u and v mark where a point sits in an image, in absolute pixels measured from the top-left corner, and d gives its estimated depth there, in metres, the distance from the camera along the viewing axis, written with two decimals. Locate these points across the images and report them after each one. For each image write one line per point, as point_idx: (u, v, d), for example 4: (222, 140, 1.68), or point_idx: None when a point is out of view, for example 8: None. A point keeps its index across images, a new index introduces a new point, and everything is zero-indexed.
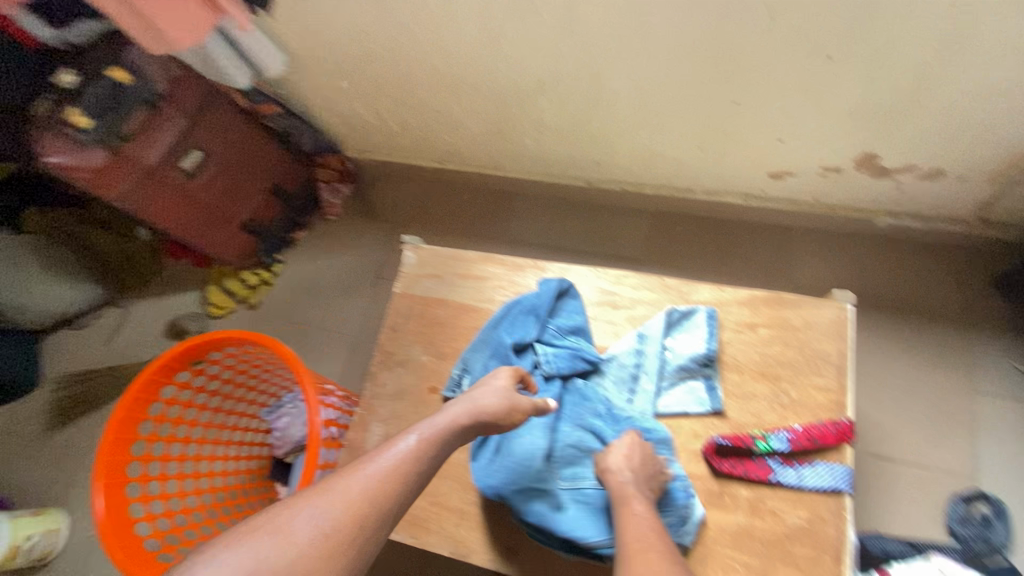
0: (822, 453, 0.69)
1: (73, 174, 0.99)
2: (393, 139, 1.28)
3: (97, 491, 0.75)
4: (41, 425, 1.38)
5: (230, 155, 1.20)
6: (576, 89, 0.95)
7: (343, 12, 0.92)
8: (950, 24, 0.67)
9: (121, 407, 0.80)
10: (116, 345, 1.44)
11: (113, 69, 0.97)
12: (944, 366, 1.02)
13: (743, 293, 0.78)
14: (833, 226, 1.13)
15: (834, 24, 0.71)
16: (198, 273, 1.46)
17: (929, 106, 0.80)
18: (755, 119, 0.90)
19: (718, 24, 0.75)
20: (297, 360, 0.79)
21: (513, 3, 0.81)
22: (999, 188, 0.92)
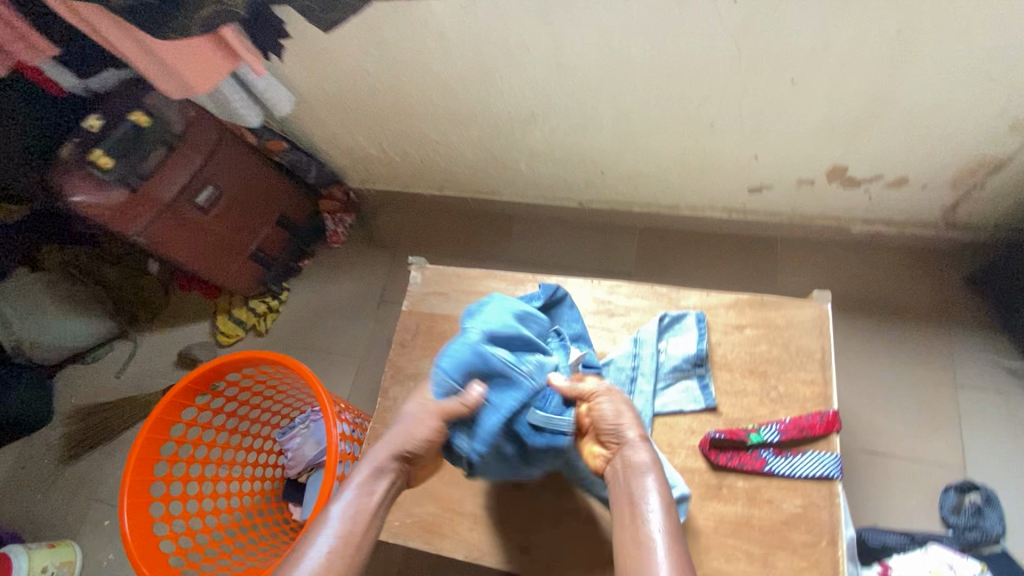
0: (812, 443, 0.73)
1: (95, 213, 1.06)
2: (395, 170, 1.35)
3: (124, 510, 0.78)
4: (51, 461, 1.40)
5: (241, 189, 1.27)
6: (565, 118, 1.03)
7: (348, 56, 1.00)
8: (895, 49, 0.75)
9: (146, 428, 0.84)
10: (127, 378, 1.47)
11: (133, 112, 1.05)
12: (926, 363, 1.07)
13: (728, 297, 0.83)
14: (813, 235, 1.19)
15: (793, 53, 0.79)
16: (207, 305, 1.51)
17: (886, 121, 0.87)
18: (730, 139, 0.98)
19: (690, 57, 0.83)
20: (315, 376, 0.84)
21: (504, 44, 0.89)
22: (961, 193, 0.99)
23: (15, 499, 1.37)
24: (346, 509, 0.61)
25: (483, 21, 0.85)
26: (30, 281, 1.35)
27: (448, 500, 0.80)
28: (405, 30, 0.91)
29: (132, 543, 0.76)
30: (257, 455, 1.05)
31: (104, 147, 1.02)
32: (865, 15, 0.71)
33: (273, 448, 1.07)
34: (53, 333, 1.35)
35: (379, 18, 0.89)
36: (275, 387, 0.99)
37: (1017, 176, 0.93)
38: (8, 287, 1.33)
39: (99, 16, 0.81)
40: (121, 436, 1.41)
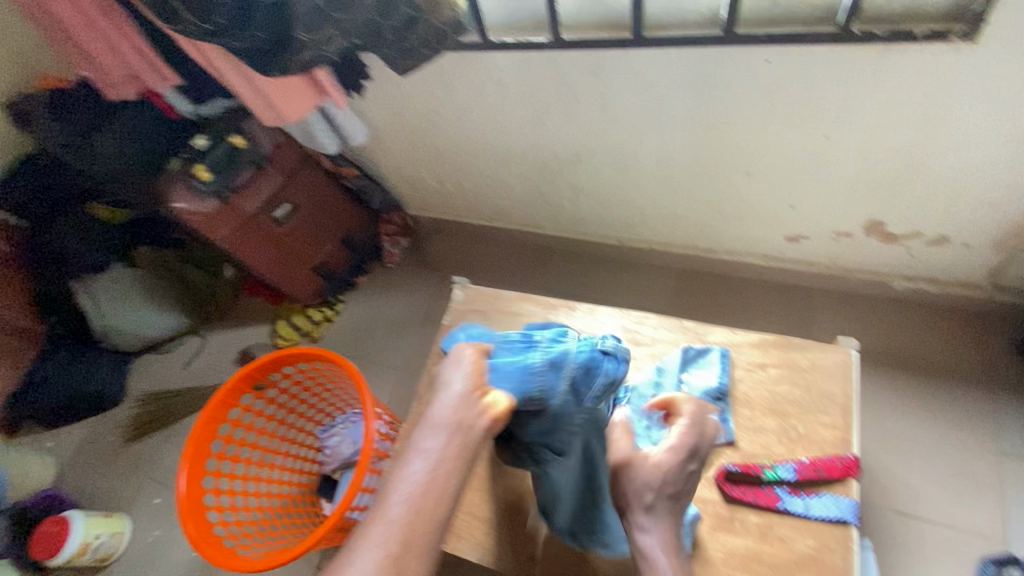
0: (828, 485, 0.74)
1: (190, 218, 1.21)
2: (449, 199, 1.47)
3: (182, 475, 0.87)
4: (116, 439, 1.54)
5: (313, 207, 1.41)
6: (609, 160, 1.11)
7: (419, 98, 1.14)
8: (925, 112, 0.79)
9: (209, 406, 0.93)
10: (192, 369, 1.62)
11: (233, 134, 1.22)
12: (967, 426, 1.04)
13: (753, 336, 0.86)
14: (851, 288, 1.20)
15: (826, 110, 0.84)
16: (269, 310, 1.66)
17: (922, 179, 0.90)
18: (765, 188, 1.03)
19: (727, 110, 0.90)
20: (362, 377, 0.92)
21: (556, 92, 0.99)
22: (1004, 255, 0.99)
23: (83, 469, 1.51)
24: (402, 504, 0.52)
25: (539, 71, 0.96)
26: (124, 275, 1.52)
27: (469, 504, 0.84)
28: (470, 76, 1.03)
29: (184, 505, 0.85)
30: (299, 448, 1.13)
31: (205, 162, 1.19)
32: (894, 78, 0.76)
33: (313, 444, 1.16)
34: (139, 322, 1.53)
35: (450, 65, 1.02)
36: (322, 385, 1.08)
37: None
38: (104, 279, 1.50)
39: (218, 56, 0.96)
40: (178, 423, 1.54)
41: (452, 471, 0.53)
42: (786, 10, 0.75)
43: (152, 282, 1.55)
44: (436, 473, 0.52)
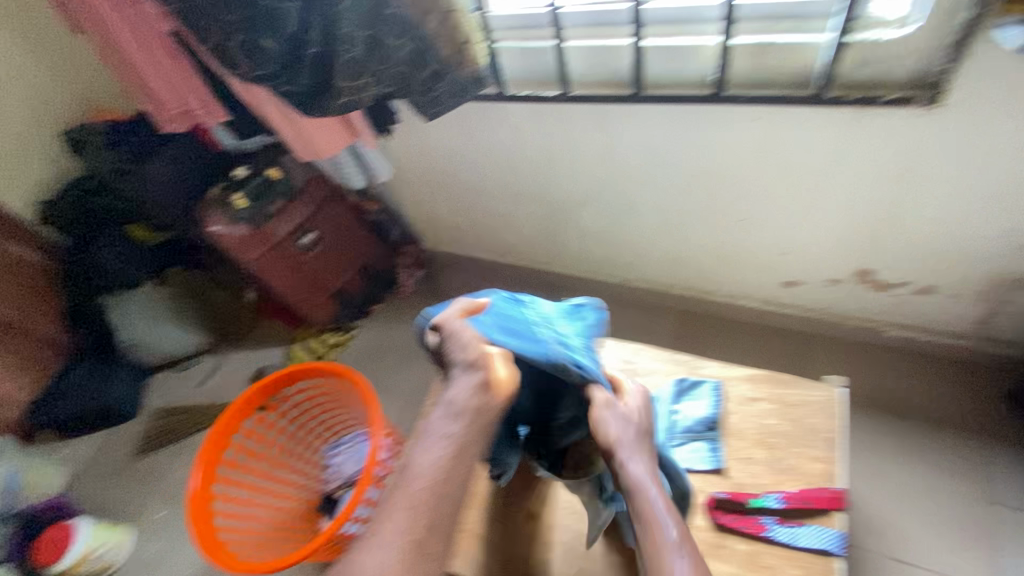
0: (814, 516, 0.76)
1: (224, 241, 1.31)
2: (463, 235, 1.56)
3: (196, 473, 0.94)
4: (126, 452, 1.57)
5: (337, 237, 1.51)
6: (614, 203, 1.19)
7: (441, 141, 1.25)
8: (902, 169, 0.87)
9: (228, 411, 1.01)
10: (207, 387, 1.67)
11: (271, 168, 1.35)
12: (962, 475, 1.05)
13: (744, 371, 0.91)
14: (846, 335, 1.24)
15: (813, 163, 0.92)
16: (285, 333, 1.72)
17: (907, 230, 0.96)
18: (760, 234, 1.09)
19: (722, 161, 0.98)
20: (372, 393, 0.97)
21: (566, 140, 1.09)
22: (989, 307, 1.03)
23: (90, 480, 1.53)
24: (430, 467, 0.61)
25: (551, 120, 1.06)
26: (154, 292, 1.61)
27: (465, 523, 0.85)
28: (489, 123, 1.13)
29: (194, 500, 0.92)
30: (304, 464, 1.17)
31: (244, 192, 1.31)
32: (870, 136, 0.84)
33: (318, 461, 1.20)
34: (162, 338, 1.62)
35: (471, 113, 1.13)
36: (332, 402, 1.14)
37: None
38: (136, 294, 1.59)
39: (265, 98, 1.09)
40: (187, 438, 1.57)
41: (468, 443, 0.62)
42: (771, 75, 0.84)
43: (178, 301, 1.63)
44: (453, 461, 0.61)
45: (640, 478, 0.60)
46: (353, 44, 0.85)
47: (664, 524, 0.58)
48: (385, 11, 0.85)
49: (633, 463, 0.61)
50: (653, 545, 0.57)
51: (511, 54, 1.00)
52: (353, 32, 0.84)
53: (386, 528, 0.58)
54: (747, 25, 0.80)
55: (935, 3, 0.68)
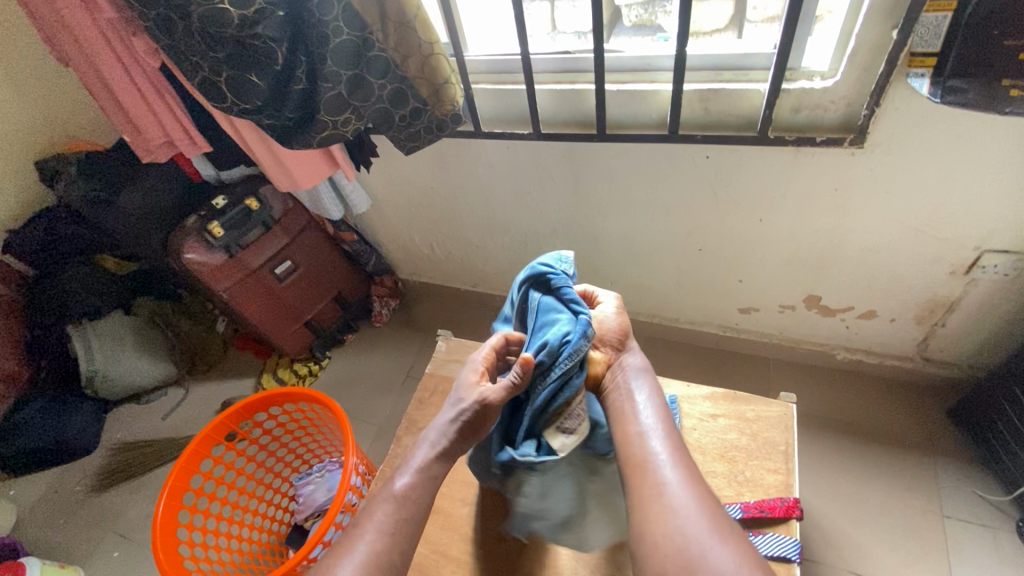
0: (772, 525, 0.80)
1: (198, 268, 1.31)
2: (438, 265, 1.60)
3: (161, 502, 0.91)
4: (82, 489, 1.50)
5: (312, 267, 1.53)
6: (583, 235, 1.26)
7: (418, 175, 1.31)
8: (837, 202, 0.96)
9: (197, 437, 1.00)
10: (171, 420, 1.62)
11: (249, 198, 1.36)
12: (912, 489, 1.12)
13: (705, 389, 0.96)
14: (801, 359, 1.31)
15: (759, 197, 1.01)
16: (256, 364, 1.71)
17: (846, 258, 1.05)
18: (717, 263, 1.18)
19: (679, 195, 1.07)
20: (346, 417, 0.98)
21: (536, 175, 1.16)
22: (925, 330, 1.12)
23: (41, 520, 1.46)
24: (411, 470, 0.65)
25: (522, 156, 1.13)
26: (121, 323, 1.57)
27: (437, 543, 0.84)
28: (463, 158, 1.20)
29: (158, 529, 0.88)
30: (273, 494, 1.15)
31: (221, 220, 1.31)
32: (808, 173, 0.94)
33: (287, 491, 1.17)
34: (125, 370, 1.56)
35: (446, 149, 1.20)
36: (305, 428, 1.13)
37: (972, 318, 1.06)
38: (101, 325, 1.54)
39: (249, 131, 1.12)
40: (148, 473, 1.52)
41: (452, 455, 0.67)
42: (719, 119, 0.93)
43: (146, 331, 1.61)
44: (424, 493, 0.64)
45: (634, 374, 0.72)
46: (338, 82, 0.91)
47: (641, 411, 0.67)
48: (367, 54, 0.90)
49: (631, 363, 0.73)
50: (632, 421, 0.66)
51: (485, 96, 1.07)
52: (337, 71, 0.90)
53: (350, 554, 0.58)
54: (695, 75, 0.90)
55: (851, 60, 0.79)
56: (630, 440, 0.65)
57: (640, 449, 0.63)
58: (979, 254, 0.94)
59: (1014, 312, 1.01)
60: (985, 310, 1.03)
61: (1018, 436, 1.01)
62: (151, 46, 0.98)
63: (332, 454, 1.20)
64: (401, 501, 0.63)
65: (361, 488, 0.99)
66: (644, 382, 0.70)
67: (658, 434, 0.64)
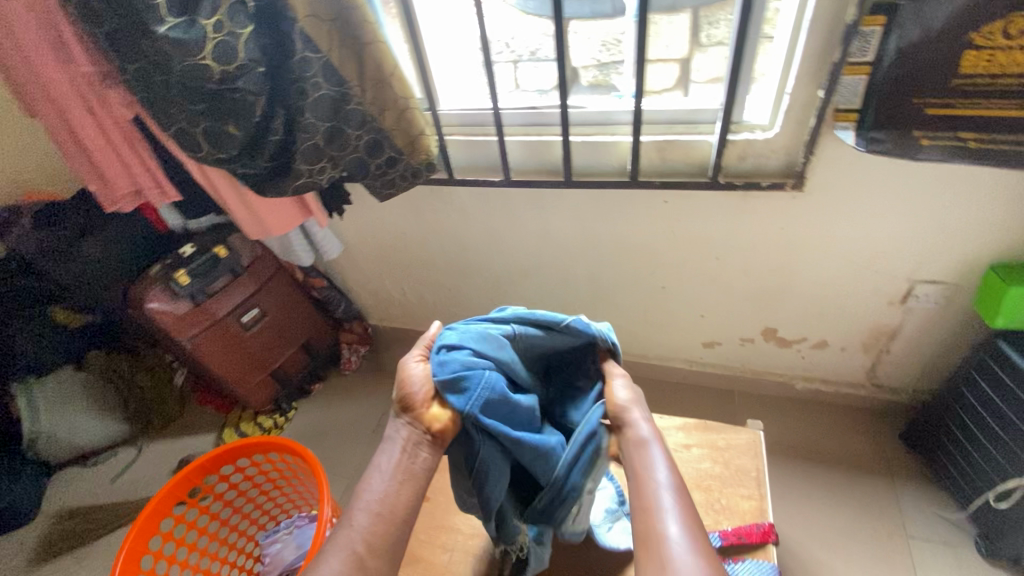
0: (752, 552, 0.82)
1: (161, 318, 1.28)
2: (409, 309, 1.61)
3: (116, 565, 0.86)
4: (16, 564, 1.37)
5: (280, 314, 1.50)
6: (552, 275, 1.30)
7: (390, 221, 1.34)
8: (783, 241, 1.05)
9: (157, 494, 0.94)
10: (121, 483, 1.51)
11: (217, 246, 1.35)
12: (876, 511, 1.16)
13: (678, 420, 0.99)
14: (763, 390, 1.37)
15: (714, 237, 1.09)
16: (216, 418, 1.63)
17: (796, 292, 1.13)
18: (680, 300, 1.24)
19: (642, 235, 1.13)
20: (320, 466, 0.95)
21: (506, 219, 1.21)
22: (873, 357, 1.20)
23: None
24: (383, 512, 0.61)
25: (493, 202, 1.19)
26: (70, 379, 1.48)
27: None
28: (436, 205, 1.24)
29: None
30: (237, 555, 1.09)
31: (187, 268, 1.30)
32: (757, 215, 1.03)
33: (253, 551, 1.11)
34: (73, 429, 1.48)
35: (420, 197, 1.24)
36: (274, 480, 1.09)
37: (913, 344, 1.15)
38: (49, 381, 1.45)
39: (221, 180, 1.12)
40: (91, 543, 1.39)
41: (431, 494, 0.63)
42: (675, 167, 1.01)
43: (96, 388, 1.52)
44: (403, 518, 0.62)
45: (646, 442, 0.64)
46: (315, 133, 0.94)
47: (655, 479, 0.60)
48: (345, 106, 0.94)
49: (642, 431, 0.65)
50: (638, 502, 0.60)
51: (457, 147, 1.13)
52: (314, 123, 0.93)
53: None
54: (651, 128, 0.99)
55: (787, 114, 0.88)
56: (641, 517, 0.58)
57: (651, 532, 0.56)
58: (911, 284, 1.04)
59: (947, 338, 1.11)
60: (923, 336, 1.12)
61: (963, 453, 1.08)
62: (126, 98, 1.01)
63: (301, 509, 1.14)
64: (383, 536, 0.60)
65: None
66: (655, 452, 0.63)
67: (674, 514, 0.57)
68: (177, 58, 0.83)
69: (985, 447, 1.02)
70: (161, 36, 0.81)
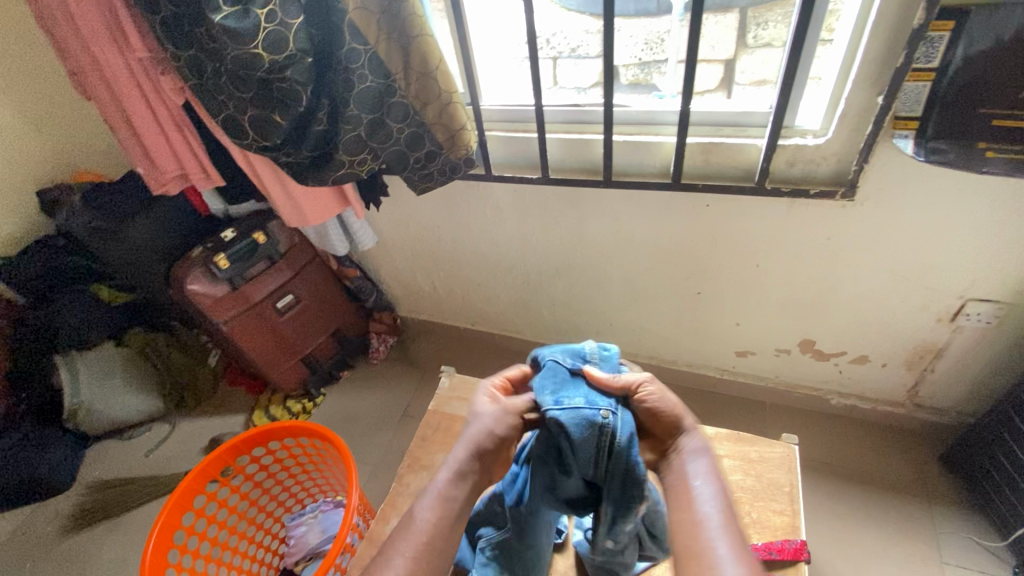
0: (782, 568, 0.80)
1: (200, 300, 1.31)
2: (438, 303, 1.62)
3: (150, 540, 0.89)
4: (54, 529, 1.43)
5: (313, 301, 1.53)
6: (584, 275, 1.29)
7: (425, 215, 1.34)
8: (827, 251, 1.02)
9: (191, 473, 0.98)
10: (155, 457, 1.56)
11: (257, 232, 1.37)
12: (911, 536, 1.12)
13: (709, 430, 0.97)
14: (795, 403, 1.34)
15: (755, 244, 1.06)
16: (247, 400, 1.67)
17: (837, 304, 1.10)
18: (715, 306, 1.21)
19: (679, 239, 1.12)
20: (350, 452, 0.96)
21: (541, 217, 1.21)
22: (916, 375, 1.16)
23: (10, 563, 1.38)
24: (424, 510, 0.60)
25: (529, 199, 1.18)
26: (111, 353, 1.53)
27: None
28: (471, 200, 1.25)
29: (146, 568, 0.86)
30: (264, 535, 1.13)
31: (227, 252, 1.32)
32: (802, 223, 1.00)
33: (278, 531, 1.15)
34: (111, 403, 1.52)
35: (457, 192, 1.24)
36: (302, 465, 1.11)
37: (960, 364, 1.10)
38: (90, 355, 1.50)
39: (264, 167, 1.14)
40: (124, 514, 1.44)
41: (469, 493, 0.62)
42: (719, 170, 0.99)
43: (135, 364, 1.57)
44: (444, 518, 0.60)
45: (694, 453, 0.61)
46: (358, 124, 0.95)
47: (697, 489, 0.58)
48: (389, 99, 0.94)
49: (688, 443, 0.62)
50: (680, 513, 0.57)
51: (497, 142, 1.13)
52: (358, 115, 0.94)
53: None
54: (697, 130, 0.97)
55: (842, 120, 0.85)
56: (684, 530, 0.56)
57: (695, 540, 0.54)
58: (963, 302, 1.00)
59: (999, 359, 1.06)
60: (971, 356, 1.08)
61: (1009, 481, 1.03)
62: (177, 84, 1.02)
63: (327, 494, 1.17)
64: (418, 528, 0.59)
65: (362, 528, 0.96)
66: (701, 464, 0.60)
67: (717, 524, 0.55)
68: (230, 48, 0.84)
69: None
70: (215, 24, 0.82)
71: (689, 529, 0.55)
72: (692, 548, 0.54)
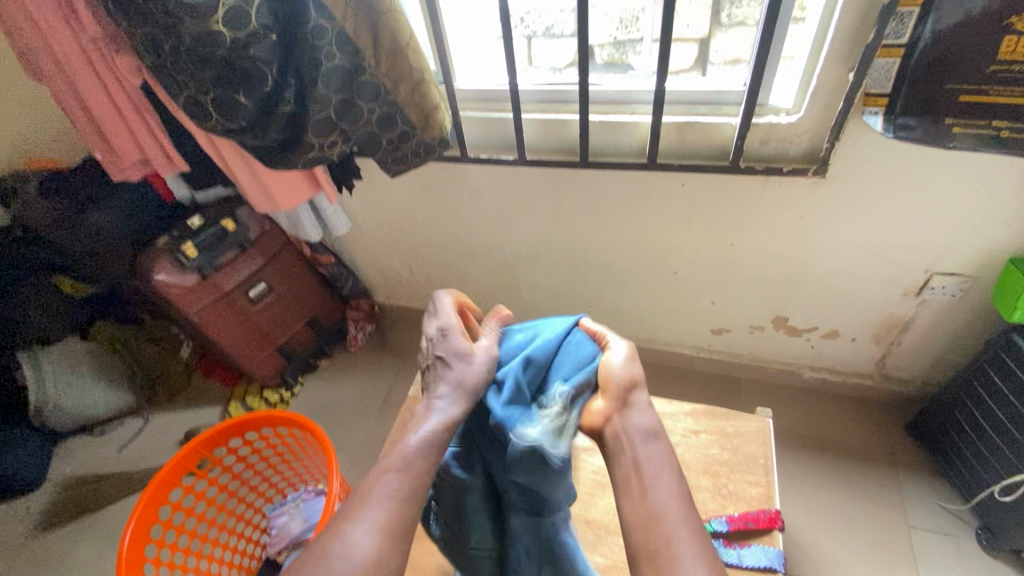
0: (758, 537, 0.83)
1: (168, 290, 1.27)
2: (417, 288, 1.60)
3: (126, 538, 0.87)
4: (24, 530, 1.39)
5: (287, 289, 1.50)
6: (562, 258, 1.29)
7: (400, 200, 1.32)
8: (799, 229, 1.04)
9: (166, 467, 0.95)
10: (128, 452, 1.52)
11: (226, 219, 1.33)
12: (880, 501, 1.17)
13: (688, 406, 0.99)
14: (769, 378, 1.37)
15: (730, 222, 1.07)
16: (222, 391, 1.63)
17: (809, 281, 1.12)
18: (692, 285, 1.23)
19: (656, 219, 1.12)
20: (329, 439, 0.94)
21: (517, 200, 1.20)
22: (884, 349, 1.20)
23: None
24: None
25: (506, 181, 1.17)
26: (77, 348, 1.49)
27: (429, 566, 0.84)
28: (448, 183, 1.22)
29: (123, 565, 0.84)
30: (244, 526, 1.11)
31: (195, 240, 1.28)
32: (776, 202, 1.01)
33: (259, 522, 1.14)
34: (81, 398, 1.48)
35: (432, 174, 1.22)
36: (282, 454, 1.09)
37: (925, 336, 1.14)
38: (54, 351, 1.45)
39: (229, 149, 1.09)
40: (99, 511, 1.41)
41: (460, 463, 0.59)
42: (695, 150, 0.99)
43: (102, 358, 1.52)
44: None
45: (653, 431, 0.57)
46: (327, 105, 0.92)
47: (657, 482, 0.53)
48: (358, 78, 0.91)
49: (645, 420, 0.57)
50: (642, 507, 0.52)
51: (472, 123, 1.11)
52: (327, 95, 0.90)
53: None
54: (672, 109, 0.97)
55: (814, 100, 0.86)
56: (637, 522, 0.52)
57: (650, 534, 0.51)
58: (928, 276, 1.03)
59: (961, 330, 1.10)
60: (935, 329, 1.12)
61: (971, 447, 1.07)
62: (134, 64, 0.97)
63: (308, 482, 1.16)
64: None
65: None
66: (656, 452, 0.55)
67: (673, 513, 0.52)
68: (188, 25, 0.80)
69: (995, 441, 1.01)
70: None
71: (644, 524, 0.51)
72: (651, 545, 0.50)
